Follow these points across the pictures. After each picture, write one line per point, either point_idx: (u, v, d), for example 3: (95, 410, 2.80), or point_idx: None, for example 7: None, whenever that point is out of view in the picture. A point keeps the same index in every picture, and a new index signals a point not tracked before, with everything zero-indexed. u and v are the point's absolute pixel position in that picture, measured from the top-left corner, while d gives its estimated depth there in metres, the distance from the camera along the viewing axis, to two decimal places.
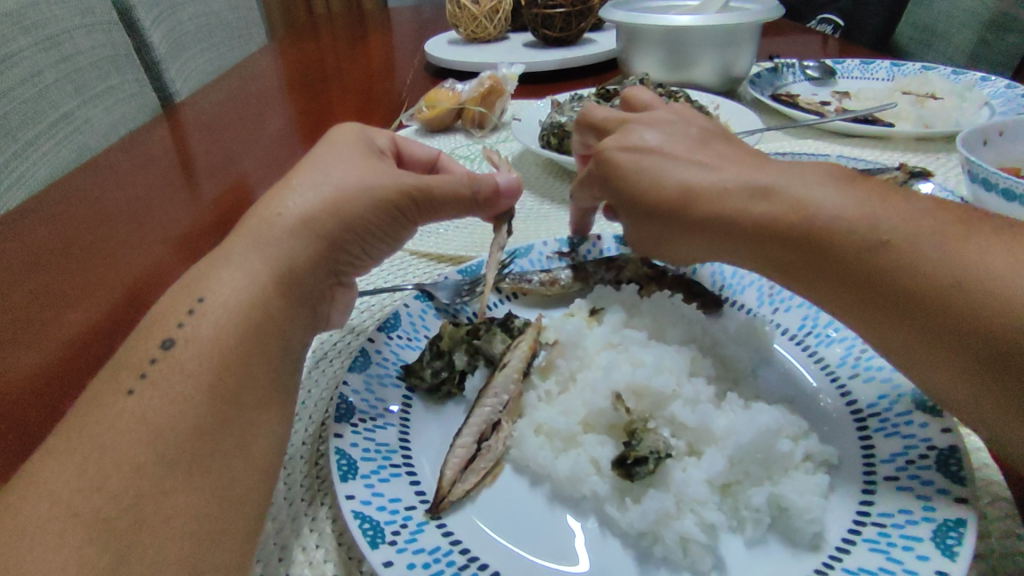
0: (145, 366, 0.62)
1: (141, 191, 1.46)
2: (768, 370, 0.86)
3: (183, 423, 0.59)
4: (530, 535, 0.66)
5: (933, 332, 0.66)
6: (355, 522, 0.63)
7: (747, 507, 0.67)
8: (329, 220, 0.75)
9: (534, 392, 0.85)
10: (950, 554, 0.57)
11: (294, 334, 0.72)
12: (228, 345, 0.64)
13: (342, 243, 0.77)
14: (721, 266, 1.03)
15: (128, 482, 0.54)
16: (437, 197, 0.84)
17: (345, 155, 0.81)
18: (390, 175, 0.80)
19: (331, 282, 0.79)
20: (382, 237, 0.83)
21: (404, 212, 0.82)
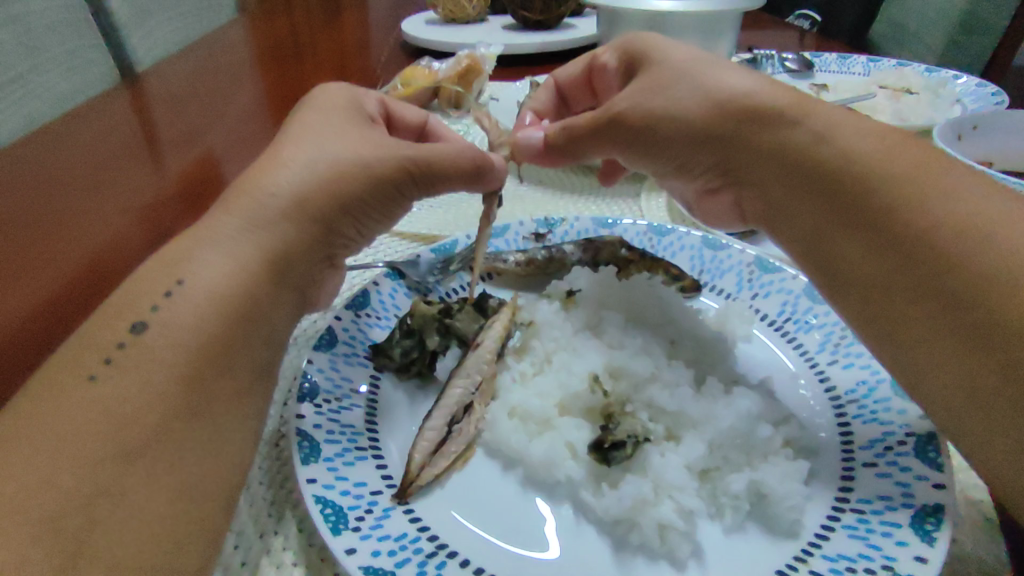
0: (111, 350, 0.57)
1: (99, 162, 1.37)
2: (746, 356, 0.84)
3: (137, 408, 0.54)
4: (500, 521, 0.63)
5: (918, 294, 0.61)
6: (315, 507, 0.59)
7: (726, 493, 0.65)
8: (322, 202, 0.69)
9: (509, 373, 0.82)
10: (929, 540, 0.56)
11: (276, 318, 0.67)
12: (206, 330, 0.59)
13: (337, 226, 0.72)
14: (701, 250, 1.00)
15: (76, 475, 0.50)
16: (439, 169, 0.77)
17: (336, 124, 0.75)
18: (386, 148, 0.74)
19: (323, 264, 0.75)
20: (377, 215, 0.77)
21: (401, 188, 0.76)
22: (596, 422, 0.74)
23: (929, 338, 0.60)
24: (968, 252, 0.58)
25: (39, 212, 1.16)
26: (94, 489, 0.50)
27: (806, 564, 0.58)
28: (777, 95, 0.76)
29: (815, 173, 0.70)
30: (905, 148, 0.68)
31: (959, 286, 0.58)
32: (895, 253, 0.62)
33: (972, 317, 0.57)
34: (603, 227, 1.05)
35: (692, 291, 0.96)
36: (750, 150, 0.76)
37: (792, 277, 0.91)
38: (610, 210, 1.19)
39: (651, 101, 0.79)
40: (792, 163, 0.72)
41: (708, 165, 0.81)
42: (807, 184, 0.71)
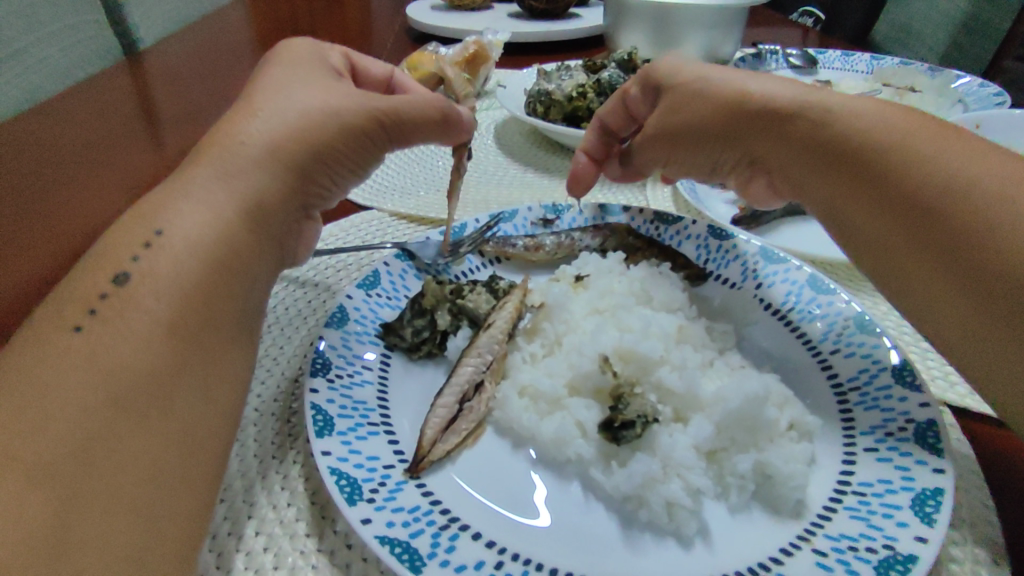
0: (94, 301, 0.58)
1: (98, 137, 1.36)
2: (751, 343, 0.86)
3: (131, 361, 0.55)
4: (510, 495, 0.64)
5: (933, 265, 0.66)
6: (331, 478, 0.60)
7: (732, 473, 0.67)
8: (294, 149, 0.70)
9: (519, 354, 0.83)
10: (929, 521, 0.58)
11: (258, 269, 0.68)
12: (190, 281, 0.61)
13: (311, 176, 0.73)
14: (708, 239, 1.01)
15: (73, 425, 0.50)
16: (407, 120, 0.78)
17: (300, 76, 0.76)
18: (351, 98, 0.75)
19: (299, 217, 0.76)
20: (351, 166, 0.78)
21: (372, 138, 0.77)
22: (605, 403, 0.75)
23: (951, 305, 0.65)
24: (972, 215, 0.64)
25: (35, 186, 1.16)
26: (96, 443, 0.50)
27: (809, 543, 0.59)
28: (791, 90, 0.81)
29: (826, 149, 0.75)
30: (920, 134, 0.71)
31: (971, 253, 0.63)
32: (910, 222, 0.68)
33: (988, 283, 0.62)
34: (610, 214, 1.06)
35: (699, 280, 0.97)
36: (767, 136, 0.81)
37: (797, 268, 0.92)
38: (616, 199, 1.20)
39: (686, 107, 0.85)
40: (804, 139, 0.77)
41: (739, 160, 0.86)
42: (821, 160, 0.76)
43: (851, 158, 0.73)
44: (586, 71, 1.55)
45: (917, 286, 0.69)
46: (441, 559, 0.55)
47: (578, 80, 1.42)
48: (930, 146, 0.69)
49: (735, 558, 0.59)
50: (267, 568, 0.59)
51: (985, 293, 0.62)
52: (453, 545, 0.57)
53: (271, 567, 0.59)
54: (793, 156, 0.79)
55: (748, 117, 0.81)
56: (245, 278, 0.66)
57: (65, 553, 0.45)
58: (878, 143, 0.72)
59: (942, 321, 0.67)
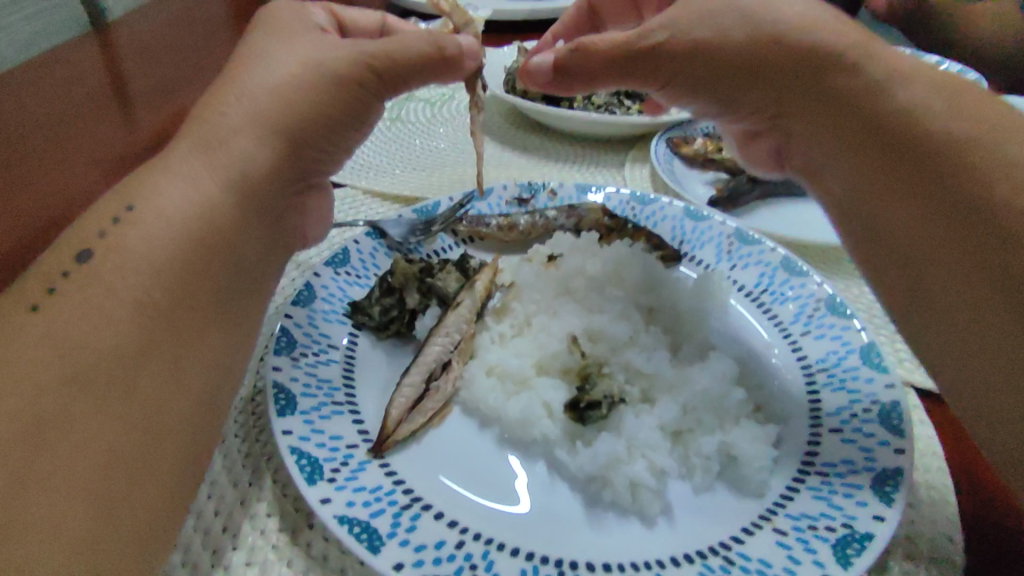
0: (56, 279, 0.57)
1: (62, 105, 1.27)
2: (720, 324, 0.85)
3: (90, 336, 0.53)
4: (475, 476, 0.64)
5: (941, 232, 0.61)
6: (291, 458, 0.60)
7: (698, 453, 0.67)
8: (274, 113, 0.65)
9: (488, 333, 0.82)
10: (888, 500, 0.59)
11: (242, 249, 0.66)
12: (159, 259, 0.58)
13: (307, 143, 0.68)
14: (683, 221, 1.01)
15: (26, 404, 0.48)
16: (398, 68, 0.65)
17: (285, 36, 0.69)
18: (340, 50, 0.66)
19: (297, 188, 0.73)
20: (348, 126, 0.71)
21: (364, 96, 0.68)
22: (573, 382, 0.75)
23: (943, 284, 0.61)
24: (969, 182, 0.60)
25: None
26: (58, 423, 0.49)
27: (771, 522, 0.60)
28: (840, 35, 0.69)
29: (838, 105, 0.67)
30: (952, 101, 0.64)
31: (983, 234, 0.58)
32: (920, 188, 0.62)
33: (999, 288, 0.56)
34: (586, 193, 1.05)
35: (673, 260, 0.97)
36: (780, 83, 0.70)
37: (770, 250, 0.92)
38: (594, 178, 1.19)
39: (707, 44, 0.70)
40: (820, 92, 0.68)
41: (721, 102, 0.76)
42: (830, 117, 0.68)
43: (885, 140, 0.65)
44: None
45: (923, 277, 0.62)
46: (401, 539, 0.55)
47: None
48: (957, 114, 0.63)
49: (696, 537, 0.59)
50: (225, 550, 0.58)
51: (995, 280, 0.57)
52: (414, 525, 0.57)
53: (230, 547, 0.58)
54: (812, 118, 0.70)
55: (779, 49, 0.68)
56: (229, 257, 0.64)
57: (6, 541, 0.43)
58: (900, 99, 0.65)
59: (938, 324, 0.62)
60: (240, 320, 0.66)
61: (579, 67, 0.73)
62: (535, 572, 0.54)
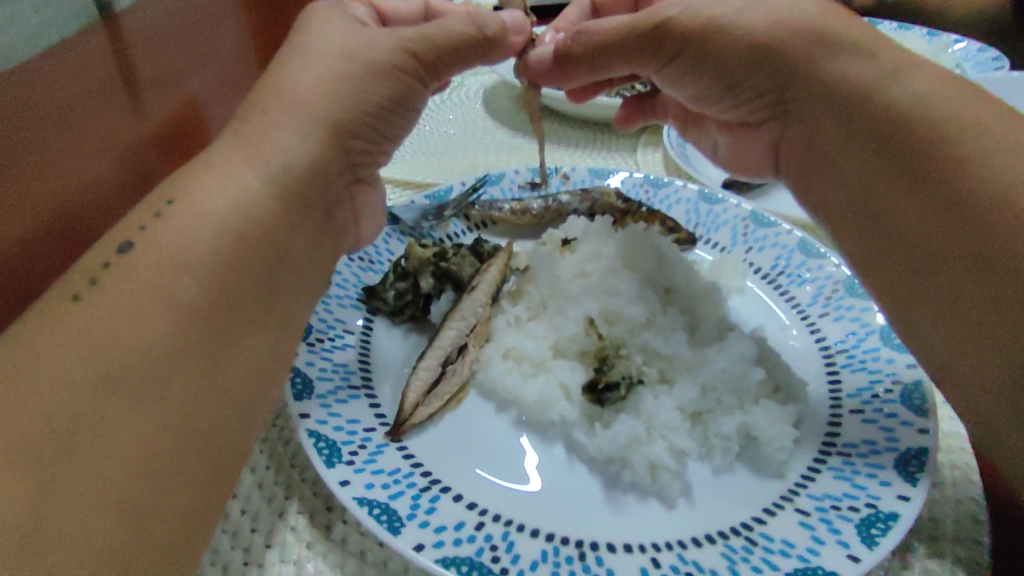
0: (96, 271, 0.52)
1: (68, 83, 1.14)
2: (737, 304, 0.85)
3: (126, 330, 0.49)
4: (494, 458, 0.64)
5: (940, 229, 0.59)
6: (309, 441, 0.59)
7: (717, 435, 0.66)
8: (312, 107, 0.61)
9: (503, 317, 0.82)
10: (912, 480, 0.58)
11: (291, 244, 0.62)
12: (197, 252, 0.54)
13: (351, 130, 0.64)
14: (698, 203, 1.00)
15: (51, 400, 0.45)
16: (440, 53, 0.64)
17: (323, 18, 0.65)
18: (380, 33, 0.63)
19: (347, 180, 0.70)
20: (393, 115, 0.68)
21: (404, 86, 0.65)
22: (590, 365, 0.74)
23: (949, 279, 0.58)
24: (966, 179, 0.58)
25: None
26: (91, 421, 0.45)
27: (792, 502, 0.59)
28: (850, 30, 0.66)
29: (846, 94, 0.65)
30: (956, 90, 0.62)
31: (981, 233, 0.56)
32: (920, 180, 0.60)
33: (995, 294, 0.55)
34: (599, 177, 1.04)
35: (688, 243, 0.96)
36: (790, 74, 0.67)
37: (787, 232, 0.91)
38: (606, 163, 1.17)
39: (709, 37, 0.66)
40: (826, 80, 0.65)
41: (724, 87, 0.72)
42: (840, 108, 0.65)
43: (888, 138, 0.62)
44: None
45: (926, 280, 0.61)
46: (421, 521, 0.55)
47: None
48: (966, 100, 0.61)
49: (716, 517, 0.58)
50: (246, 532, 0.58)
51: (995, 278, 0.55)
52: (433, 507, 0.56)
53: (250, 530, 0.58)
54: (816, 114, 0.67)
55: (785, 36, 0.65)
56: (274, 259, 0.60)
57: (38, 549, 0.41)
58: (906, 91, 0.62)
59: (940, 327, 0.60)
60: (286, 318, 0.62)
61: (581, 50, 0.69)
62: (556, 553, 0.54)
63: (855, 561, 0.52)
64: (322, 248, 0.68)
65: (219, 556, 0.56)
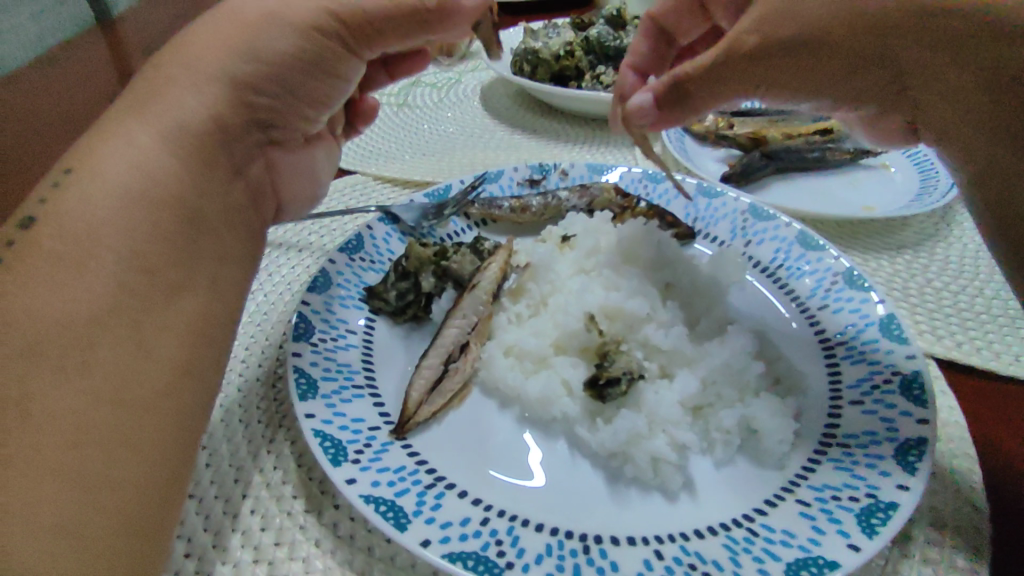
0: (10, 235, 0.51)
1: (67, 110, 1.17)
2: (740, 295, 0.85)
3: (118, 335, 0.50)
4: (497, 454, 0.65)
5: None
6: (315, 440, 0.60)
7: (718, 428, 0.67)
8: (240, 62, 0.62)
9: (504, 314, 0.82)
10: (912, 470, 0.58)
11: (210, 207, 0.62)
12: (143, 232, 0.54)
13: (259, 88, 0.65)
14: (697, 197, 1.00)
15: (52, 405, 0.45)
16: (374, 23, 0.67)
17: None
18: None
19: (260, 140, 0.72)
20: (314, 75, 0.70)
21: (327, 45, 0.67)
22: (591, 361, 0.75)
23: None
24: (983, 51, 0.53)
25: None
26: (65, 411, 0.45)
27: (793, 494, 0.60)
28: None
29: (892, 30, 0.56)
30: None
31: (1019, 101, 0.53)
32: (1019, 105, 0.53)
33: None
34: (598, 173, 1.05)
35: (687, 238, 0.96)
36: (778, 59, 0.60)
37: (785, 225, 0.92)
38: (605, 158, 1.18)
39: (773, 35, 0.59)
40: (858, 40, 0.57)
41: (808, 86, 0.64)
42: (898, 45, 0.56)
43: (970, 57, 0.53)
44: (573, 28, 1.55)
45: None
46: (427, 517, 0.55)
47: (565, 39, 1.41)
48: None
49: (718, 510, 0.59)
50: (254, 531, 0.59)
51: None
52: (438, 504, 0.57)
53: (258, 529, 0.59)
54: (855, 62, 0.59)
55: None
56: (206, 231, 0.61)
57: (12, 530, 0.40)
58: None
59: None
60: (215, 280, 0.62)
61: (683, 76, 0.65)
62: (560, 546, 0.55)
63: (856, 551, 0.52)
64: (239, 217, 0.68)
65: (228, 555, 0.57)
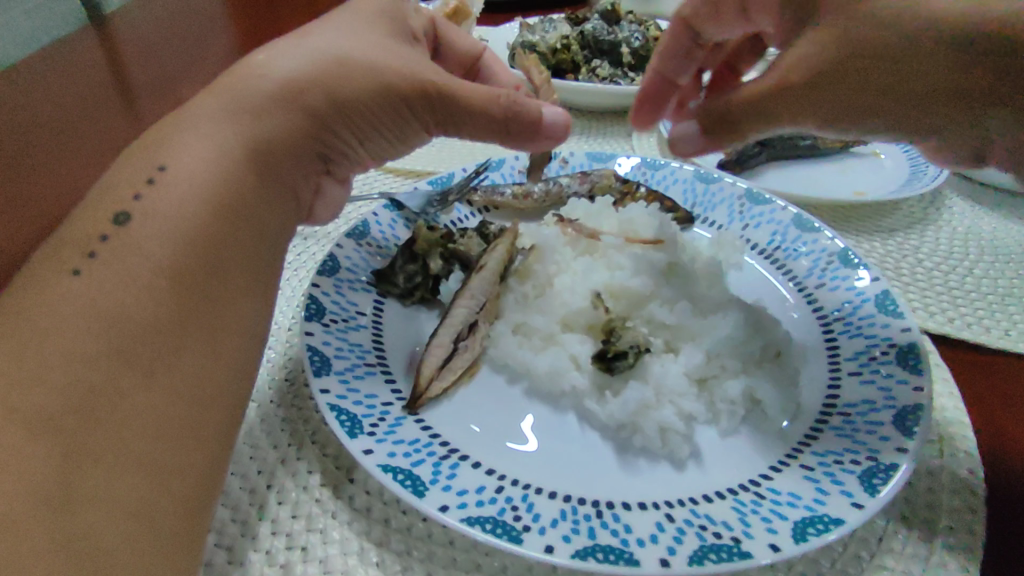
0: (93, 243, 0.52)
1: (59, 102, 1.18)
2: (738, 277, 0.88)
3: (155, 315, 0.51)
4: (507, 428, 0.66)
5: None
6: (331, 414, 0.61)
7: (723, 399, 0.69)
8: (318, 96, 0.63)
9: (511, 295, 0.84)
10: (910, 433, 0.61)
11: (271, 220, 0.63)
12: (189, 224, 0.55)
13: (332, 127, 0.66)
14: (694, 184, 1.02)
15: (80, 378, 0.46)
16: (460, 108, 0.68)
17: (363, 27, 0.68)
18: (419, 67, 0.67)
19: (317, 170, 0.71)
20: (383, 131, 0.71)
21: (408, 117, 0.69)
22: (597, 337, 0.77)
23: None
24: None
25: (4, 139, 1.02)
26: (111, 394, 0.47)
27: (797, 460, 0.62)
28: None
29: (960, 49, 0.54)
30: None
31: None
32: None
33: None
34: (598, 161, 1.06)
35: (686, 222, 0.98)
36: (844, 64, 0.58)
37: (782, 209, 0.94)
38: (604, 148, 1.20)
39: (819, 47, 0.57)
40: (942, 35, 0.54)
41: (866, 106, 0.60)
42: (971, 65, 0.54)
43: None
44: (568, 24, 1.58)
45: None
46: (444, 485, 0.57)
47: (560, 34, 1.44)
48: None
49: (723, 477, 0.61)
50: (271, 505, 0.60)
51: None
52: (454, 473, 0.59)
53: (276, 502, 0.60)
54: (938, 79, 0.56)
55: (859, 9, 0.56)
56: (255, 231, 0.60)
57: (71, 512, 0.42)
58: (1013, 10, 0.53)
59: None
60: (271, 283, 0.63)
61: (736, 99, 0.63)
62: (574, 511, 0.56)
63: (860, 508, 0.54)
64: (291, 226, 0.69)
65: (248, 527, 0.58)
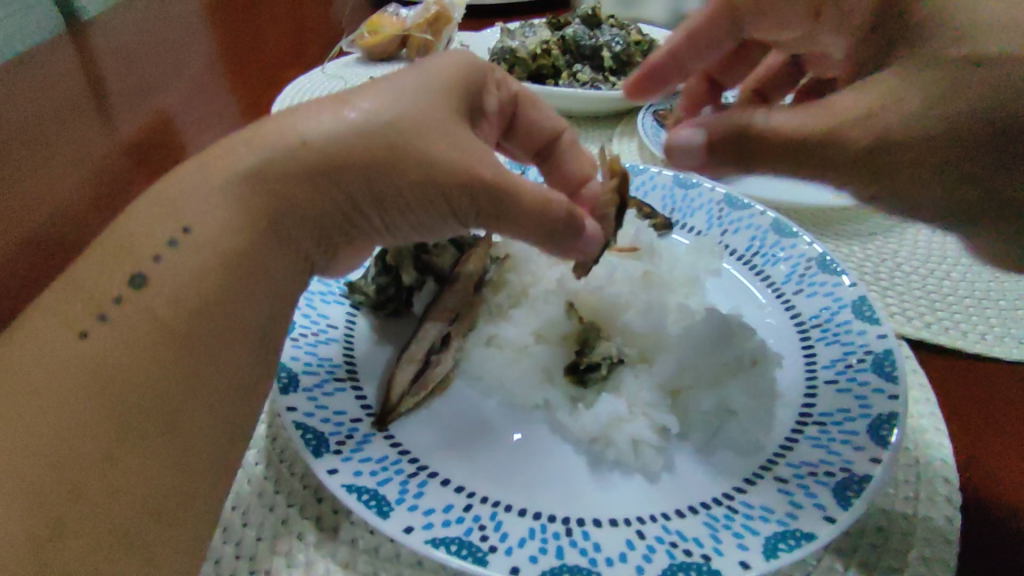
0: (108, 304, 0.49)
1: (34, 125, 1.15)
2: (716, 284, 0.87)
3: (148, 378, 0.48)
4: (479, 442, 0.65)
5: None
6: (295, 432, 0.60)
7: (697, 412, 0.68)
8: (355, 177, 0.54)
9: (486, 306, 0.83)
10: (883, 442, 0.60)
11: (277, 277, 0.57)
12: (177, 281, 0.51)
13: (364, 207, 0.57)
14: (673, 189, 1.01)
15: (48, 436, 0.45)
16: (509, 213, 0.59)
17: (433, 94, 0.57)
18: (482, 159, 0.57)
19: (331, 245, 0.61)
20: (417, 222, 0.60)
21: (450, 214, 0.59)
22: (571, 349, 0.76)
23: None
24: None
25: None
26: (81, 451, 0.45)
27: (771, 472, 0.61)
28: None
29: None
30: None
31: None
32: None
33: None
34: None
35: (664, 229, 0.97)
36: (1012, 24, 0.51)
37: (760, 213, 0.93)
38: None
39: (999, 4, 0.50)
40: None
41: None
42: None
43: None
44: (549, 28, 1.56)
45: None
46: (410, 504, 0.56)
47: (540, 39, 1.43)
48: None
49: (697, 491, 0.60)
50: (236, 526, 0.58)
51: None
52: (421, 492, 0.57)
53: (240, 524, 0.59)
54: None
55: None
56: (258, 288, 0.55)
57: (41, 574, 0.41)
58: None
59: None
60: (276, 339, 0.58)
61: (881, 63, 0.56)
62: (543, 529, 0.55)
63: (831, 521, 0.54)
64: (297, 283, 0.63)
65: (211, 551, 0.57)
